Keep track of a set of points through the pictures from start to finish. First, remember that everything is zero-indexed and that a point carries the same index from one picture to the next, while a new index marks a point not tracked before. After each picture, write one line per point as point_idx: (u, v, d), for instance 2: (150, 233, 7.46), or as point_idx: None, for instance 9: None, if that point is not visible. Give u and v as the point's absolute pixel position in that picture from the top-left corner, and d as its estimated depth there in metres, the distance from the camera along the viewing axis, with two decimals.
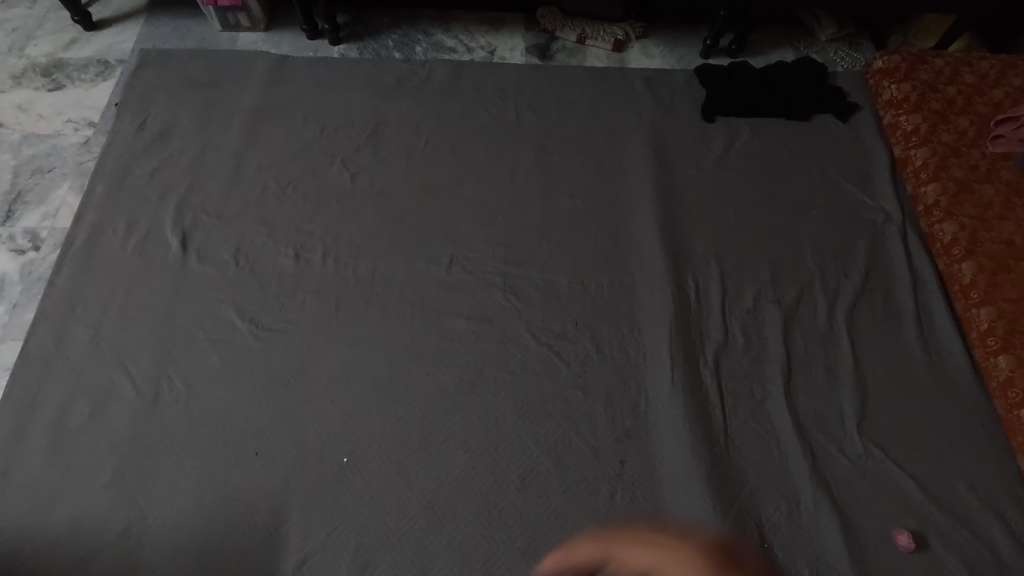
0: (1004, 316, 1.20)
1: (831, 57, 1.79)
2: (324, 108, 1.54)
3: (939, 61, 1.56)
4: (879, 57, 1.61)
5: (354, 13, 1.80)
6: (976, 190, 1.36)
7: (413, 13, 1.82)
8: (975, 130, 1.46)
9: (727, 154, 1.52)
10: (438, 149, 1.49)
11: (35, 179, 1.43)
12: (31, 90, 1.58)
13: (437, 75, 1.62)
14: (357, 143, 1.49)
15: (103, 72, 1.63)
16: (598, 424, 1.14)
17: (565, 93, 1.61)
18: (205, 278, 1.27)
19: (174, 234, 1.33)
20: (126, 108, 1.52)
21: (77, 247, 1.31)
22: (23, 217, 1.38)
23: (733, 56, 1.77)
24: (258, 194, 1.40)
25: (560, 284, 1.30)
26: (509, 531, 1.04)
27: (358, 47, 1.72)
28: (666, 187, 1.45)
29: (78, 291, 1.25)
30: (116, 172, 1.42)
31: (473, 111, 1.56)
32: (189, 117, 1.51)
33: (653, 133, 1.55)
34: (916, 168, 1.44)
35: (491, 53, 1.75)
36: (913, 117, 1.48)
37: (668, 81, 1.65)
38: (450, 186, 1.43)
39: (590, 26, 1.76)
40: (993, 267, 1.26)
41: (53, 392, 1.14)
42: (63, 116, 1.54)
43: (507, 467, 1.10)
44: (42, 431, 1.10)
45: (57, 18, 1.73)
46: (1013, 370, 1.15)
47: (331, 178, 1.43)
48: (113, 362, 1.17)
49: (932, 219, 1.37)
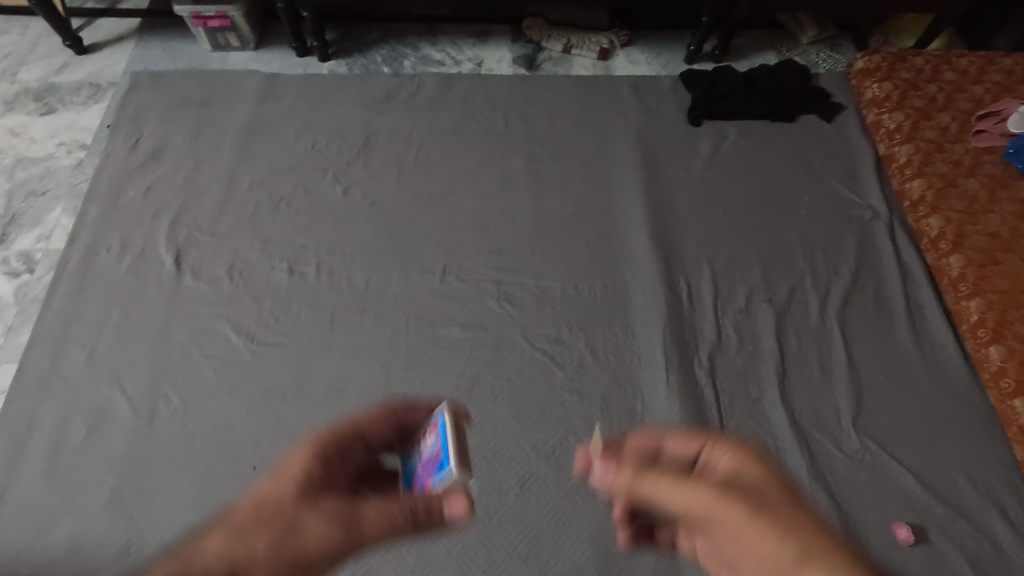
0: (994, 307, 1.21)
1: (814, 59, 1.82)
2: (316, 123, 1.56)
3: (919, 60, 1.59)
4: (860, 58, 1.64)
5: (342, 30, 1.83)
6: (961, 184, 1.39)
7: (402, 29, 1.84)
8: (958, 125, 1.48)
9: (715, 156, 1.54)
10: (429, 160, 1.51)
11: (29, 202, 1.44)
12: (24, 114, 1.60)
13: (426, 88, 1.64)
14: (348, 157, 1.50)
15: (95, 95, 1.64)
16: (595, 428, 1.15)
17: (553, 101, 1.63)
18: (200, 295, 1.28)
19: (168, 252, 1.34)
20: (119, 129, 1.53)
21: (71, 268, 1.31)
22: (18, 240, 1.38)
23: (717, 60, 1.79)
24: (251, 210, 1.41)
25: (554, 289, 1.31)
26: (510, 538, 1.04)
27: (347, 64, 1.74)
28: (656, 191, 1.47)
29: (73, 311, 1.26)
30: (110, 192, 1.43)
31: (463, 122, 1.58)
32: (181, 135, 1.53)
33: (641, 138, 1.57)
34: (901, 165, 1.46)
35: (479, 65, 1.77)
36: (896, 115, 1.51)
37: (654, 86, 1.67)
38: (441, 197, 1.44)
39: (575, 35, 1.79)
40: (980, 259, 1.28)
41: (50, 413, 1.14)
42: (56, 139, 1.55)
43: (506, 474, 1.10)
44: (39, 453, 1.09)
45: (48, 43, 1.75)
46: (1005, 360, 1.16)
47: (324, 192, 1.44)
48: (109, 381, 1.17)
49: (919, 214, 1.38)
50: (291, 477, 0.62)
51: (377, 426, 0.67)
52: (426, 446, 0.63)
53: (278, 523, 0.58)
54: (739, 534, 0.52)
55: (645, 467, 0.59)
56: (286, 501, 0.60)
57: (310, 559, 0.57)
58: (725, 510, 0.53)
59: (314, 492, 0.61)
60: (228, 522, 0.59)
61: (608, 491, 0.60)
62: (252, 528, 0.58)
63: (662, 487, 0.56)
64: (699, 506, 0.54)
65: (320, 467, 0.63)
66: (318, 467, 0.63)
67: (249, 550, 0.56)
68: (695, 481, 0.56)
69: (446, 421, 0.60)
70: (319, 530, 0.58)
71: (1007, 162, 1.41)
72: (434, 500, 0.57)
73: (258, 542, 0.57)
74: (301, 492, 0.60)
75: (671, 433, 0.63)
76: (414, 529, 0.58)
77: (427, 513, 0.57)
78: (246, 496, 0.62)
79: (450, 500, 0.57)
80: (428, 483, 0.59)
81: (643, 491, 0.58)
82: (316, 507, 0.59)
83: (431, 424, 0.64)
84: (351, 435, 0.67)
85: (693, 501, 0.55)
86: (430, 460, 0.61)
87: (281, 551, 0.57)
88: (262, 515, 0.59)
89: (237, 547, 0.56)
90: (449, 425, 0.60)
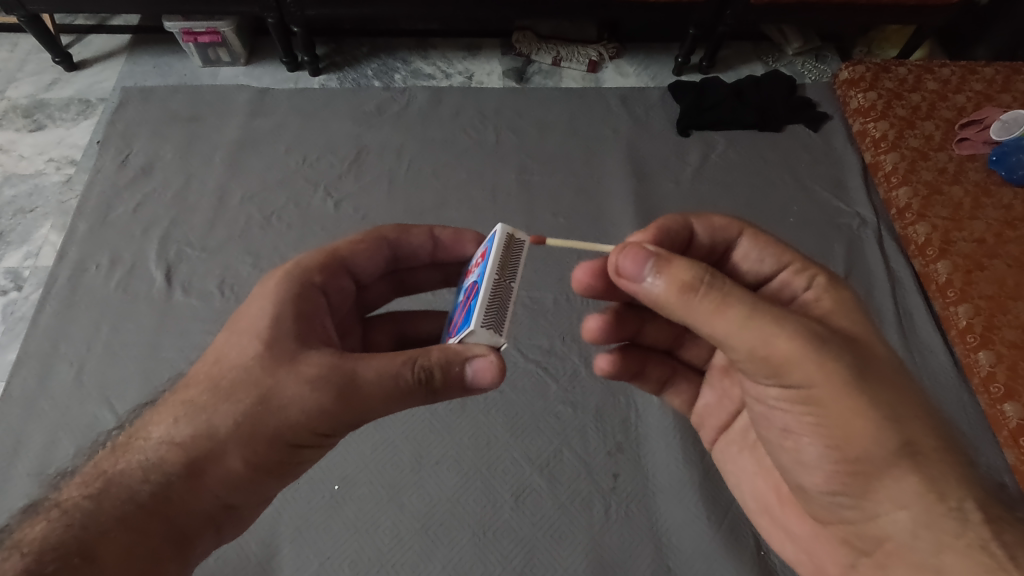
0: (981, 313, 1.23)
1: (799, 70, 1.85)
2: (307, 137, 1.57)
3: (902, 70, 1.62)
4: (844, 68, 1.66)
5: (333, 44, 1.84)
6: (946, 192, 1.41)
7: (392, 43, 1.86)
8: (942, 133, 1.51)
9: (703, 166, 1.56)
10: (421, 172, 1.51)
11: (17, 219, 1.43)
12: (12, 131, 1.59)
13: (417, 101, 1.65)
14: (340, 170, 1.50)
15: (84, 111, 1.64)
16: (590, 437, 1.14)
17: (543, 113, 1.65)
18: (190, 311, 1.27)
19: (158, 268, 1.33)
20: (109, 145, 1.53)
21: (60, 284, 1.30)
22: (5, 257, 1.37)
23: (705, 72, 1.82)
24: (242, 224, 1.40)
25: (546, 300, 1.31)
26: (504, 551, 1.03)
27: (338, 77, 1.75)
28: (646, 201, 1.48)
29: (62, 328, 1.24)
30: (99, 209, 1.42)
31: (454, 135, 1.59)
32: (172, 151, 1.53)
33: (631, 149, 1.58)
34: (887, 173, 1.48)
35: (469, 78, 1.79)
36: (881, 124, 1.53)
37: (643, 98, 1.69)
38: (433, 209, 1.45)
39: (565, 49, 1.81)
40: (966, 265, 1.29)
41: (38, 431, 1.12)
42: (45, 156, 1.54)
43: (500, 487, 1.09)
44: (25, 474, 1.08)
45: (37, 60, 1.75)
46: (994, 365, 1.17)
47: (315, 206, 1.44)
48: (97, 399, 1.16)
49: (906, 222, 1.40)
50: (253, 335, 0.62)
51: (362, 257, 0.78)
52: (473, 274, 0.70)
53: (245, 396, 0.60)
54: (840, 415, 0.55)
55: (709, 285, 0.55)
56: (251, 368, 0.61)
57: (287, 429, 0.60)
58: (825, 374, 0.55)
59: (286, 355, 0.61)
60: (183, 401, 0.63)
61: (646, 294, 0.58)
62: (212, 405, 0.61)
63: (725, 314, 0.54)
64: (784, 351, 0.55)
65: (292, 319, 0.64)
66: (290, 322, 0.64)
67: (209, 426, 0.60)
68: (774, 321, 0.55)
69: (492, 255, 0.66)
70: (298, 396, 0.59)
71: (991, 168, 1.43)
72: (460, 353, 0.61)
73: (218, 416, 0.60)
74: (271, 357, 0.61)
75: (751, 236, 0.73)
76: (424, 390, 0.61)
77: (443, 370, 0.60)
78: (205, 359, 0.65)
79: (475, 356, 0.61)
80: (463, 310, 0.66)
81: (695, 314, 0.55)
82: (291, 371, 0.60)
83: (483, 252, 0.70)
84: (339, 263, 0.76)
85: (786, 351, 0.55)
86: (470, 288, 0.67)
87: (248, 427, 0.60)
88: (225, 385, 0.61)
89: (191, 434, 0.60)
90: (492, 260, 0.65)
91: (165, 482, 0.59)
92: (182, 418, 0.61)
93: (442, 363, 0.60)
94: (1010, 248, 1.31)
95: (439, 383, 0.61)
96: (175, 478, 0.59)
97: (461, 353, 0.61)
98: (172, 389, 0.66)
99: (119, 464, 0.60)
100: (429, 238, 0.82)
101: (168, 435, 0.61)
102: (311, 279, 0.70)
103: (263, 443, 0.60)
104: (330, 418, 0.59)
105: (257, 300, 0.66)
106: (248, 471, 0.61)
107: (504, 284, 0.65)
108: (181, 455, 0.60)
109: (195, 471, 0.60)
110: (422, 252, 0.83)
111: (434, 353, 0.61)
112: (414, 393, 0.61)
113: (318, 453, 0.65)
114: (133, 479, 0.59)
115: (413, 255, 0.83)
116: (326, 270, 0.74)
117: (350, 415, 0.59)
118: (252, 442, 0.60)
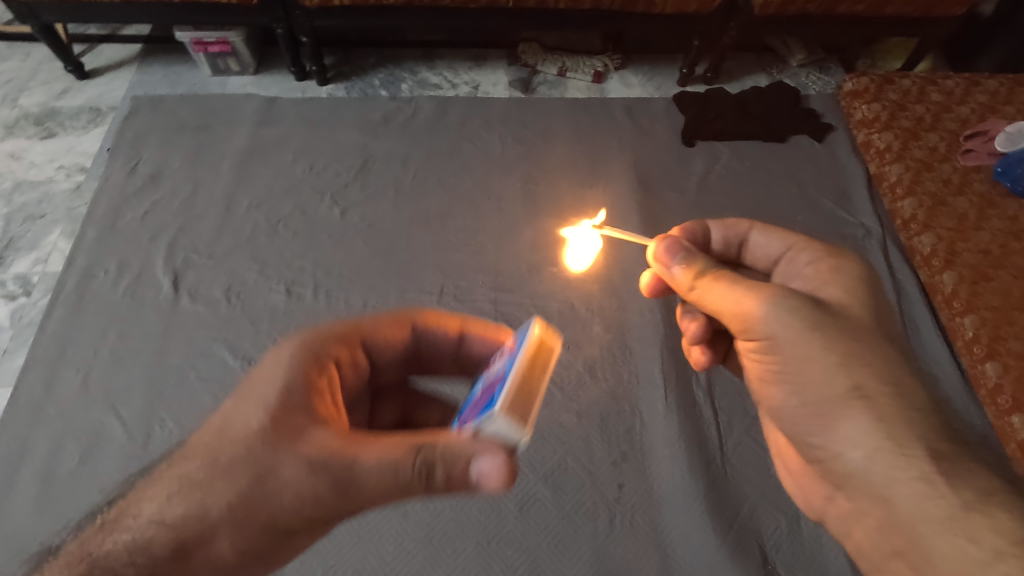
0: (987, 323, 1.22)
1: (804, 81, 1.86)
2: (314, 145, 1.58)
3: (906, 82, 1.62)
4: (849, 79, 1.67)
5: (340, 54, 1.86)
6: (951, 203, 1.41)
7: (399, 53, 1.88)
8: (946, 145, 1.51)
9: (708, 175, 1.56)
10: (426, 181, 1.52)
11: (26, 226, 1.45)
12: (23, 139, 1.61)
13: (423, 111, 1.66)
14: (346, 179, 1.52)
15: (94, 119, 1.66)
16: (594, 447, 1.14)
17: (548, 123, 1.66)
18: (196, 317, 1.28)
19: (165, 274, 1.34)
20: (118, 153, 1.55)
21: (67, 290, 1.31)
22: (15, 263, 1.39)
23: (710, 83, 1.83)
24: (249, 231, 1.42)
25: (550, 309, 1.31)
26: (509, 562, 1.03)
27: (345, 87, 1.77)
28: (650, 210, 1.49)
29: (69, 333, 1.25)
30: (108, 216, 1.43)
31: (459, 145, 1.60)
32: (180, 159, 1.54)
33: (635, 159, 1.59)
34: (892, 185, 1.48)
35: (475, 89, 1.80)
36: (885, 135, 1.54)
37: (647, 108, 1.70)
38: (438, 217, 1.46)
39: (569, 60, 1.83)
40: (972, 276, 1.29)
41: (42, 438, 1.12)
42: (55, 163, 1.56)
43: (504, 497, 1.09)
44: (31, 479, 1.08)
45: (49, 69, 1.77)
46: (1000, 377, 1.16)
47: (321, 214, 1.45)
48: (103, 406, 1.16)
49: (910, 232, 1.40)
50: (258, 404, 0.61)
51: (383, 340, 0.76)
52: (500, 367, 0.63)
53: (241, 476, 0.58)
54: None
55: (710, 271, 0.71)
56: (251, 444, 0.59)
57: (280, 514, 0.58)
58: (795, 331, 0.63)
59: (290, 431, 0.59)
60: (178, 474, 0.61)
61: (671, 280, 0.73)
62: (207, 483, 0.59)
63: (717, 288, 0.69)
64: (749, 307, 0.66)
65: (301, 388, 0.63)
66: (297, 393, 0.62)
67: (203, 509, 0.59)
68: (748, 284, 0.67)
69: (523, 345, 0.60)
70: (294, 480, 0.57)
71: (996, 180, 1.43)
72: (466, 450, 0.55)
73: (212, 497, 0.59)
74: (273, 433, 0.59)
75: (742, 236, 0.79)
76: (425, 484, 0.57)
77: (445, 471, 0.56)
78: (208, 426, 0.63)
79: (483, 456, 0.54)
80: (482, 403, 0.59)
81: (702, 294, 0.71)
82: (292, 450, 0.58)
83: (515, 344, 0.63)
84: (356, 339, 0.74)
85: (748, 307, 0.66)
86: (495, 381, 0.61)
87: (241, 509, 0.58)
88: (222, 463, 0.59)
89: (182, 514, 0.59)
90: (524, 352, 0.59)
91: (151, 564, 0.59)
92: (175, 497, 0.60)
93: (445, 459, 0.55)
94: (1015, 259, 1.30)
95: (440, 479, 0.56)
96: (162, 561, 0.59)
97: (467, 451, 0.55)
98: (173, 449, 0.65)
99: (107, 542, 0.61)
100: (457, 336, 0.78)
101: (159, 514, 0.60)
102: (324, 351, 0.69)
103: (256, 528, 0.59)
104: (322, 505, 0.58)
105: (270, 369, 0.64)
106: (236, 557, 0.60)
107: (533, 380, 0.57)
108: (171, 537, 0.59)
109: (183, 555, 0.59)
110: (448, 348, 0.79)
111: (438, 448, 0.56)
112: (413, 486, 0.57)
113: (314, 535, 0.63)
114: (118, 561, 0.59)
115: (437, 350, 0.80)
116: (342, 342, 0.72)
117: (345, 504, 0.58)
118: (243, 529, 0.58)
